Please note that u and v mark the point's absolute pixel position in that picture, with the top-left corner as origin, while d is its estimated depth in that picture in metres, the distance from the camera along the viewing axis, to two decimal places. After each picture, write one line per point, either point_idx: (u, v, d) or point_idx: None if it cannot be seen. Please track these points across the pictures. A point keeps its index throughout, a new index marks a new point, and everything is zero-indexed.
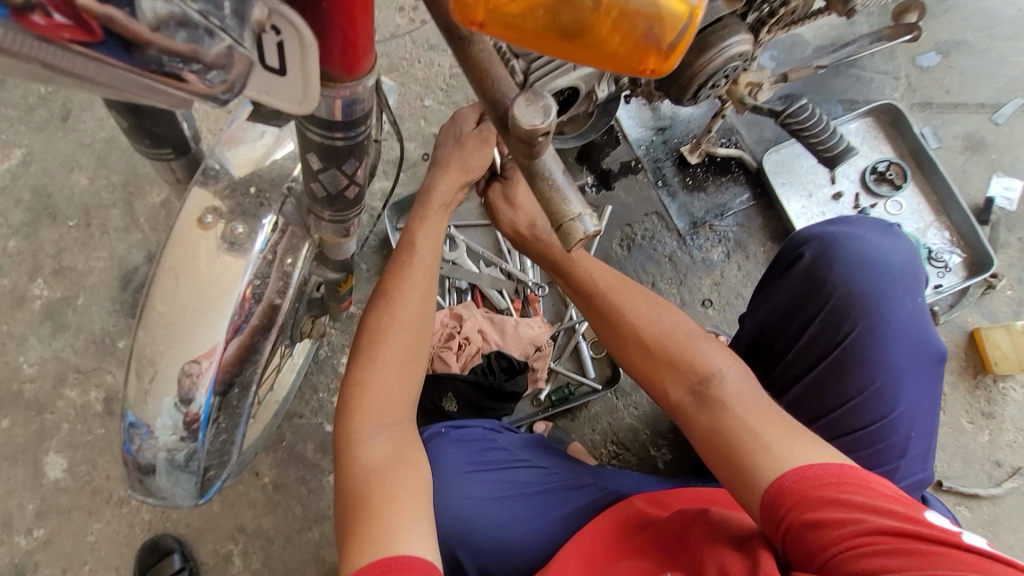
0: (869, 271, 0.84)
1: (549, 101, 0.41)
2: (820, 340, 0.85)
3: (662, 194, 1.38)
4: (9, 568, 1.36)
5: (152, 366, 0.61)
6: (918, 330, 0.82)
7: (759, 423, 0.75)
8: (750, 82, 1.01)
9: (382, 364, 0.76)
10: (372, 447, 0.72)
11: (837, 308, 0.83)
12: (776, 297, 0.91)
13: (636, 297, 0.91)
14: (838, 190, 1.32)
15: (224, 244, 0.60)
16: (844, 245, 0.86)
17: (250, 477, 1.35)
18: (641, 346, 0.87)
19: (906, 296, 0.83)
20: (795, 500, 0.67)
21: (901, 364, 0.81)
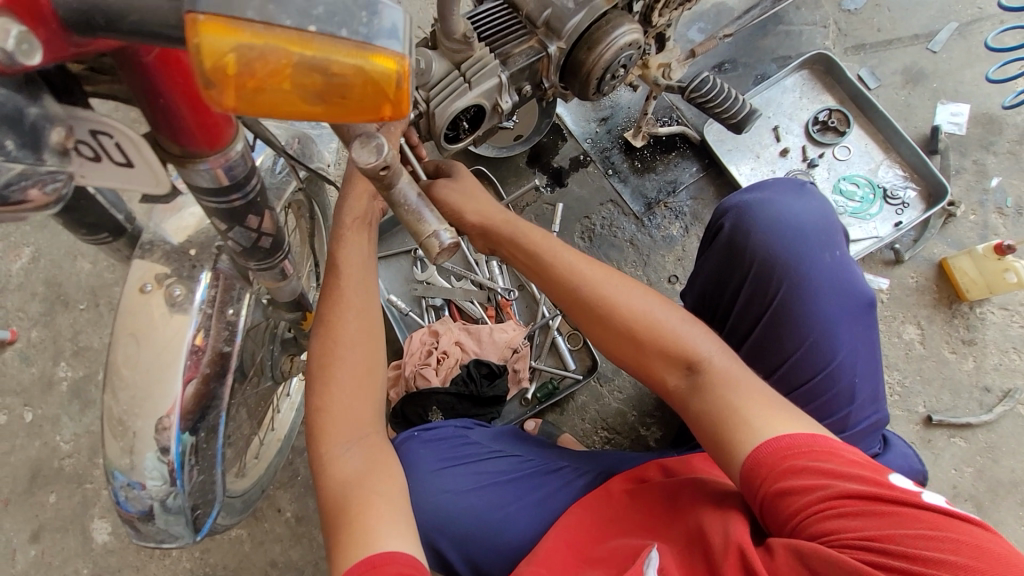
0: (785, 235, 0.87)
1: (381, 140, 0.45)
2: (753, 306, 0.88)
3: (614, 181, 1.41)
4: None
5: (127, 426, 0.68)
6: (843, 281, 0.85)
7: (745, 399, 0.73)
8: (660, 63, 1.04)
9: (340, 376, 0.78)
10: (345, 463, 0.76)
11: (761, 272, 0.87)
12: (708, 268, 0.96)
13: (607, 280, 0.84)
14: (785, 146, 1.33)
15: (167, 305, 0.67)
16: (757, 211, 0.89)
17: (273, 513, 1.44)
18: (630, 334, 0.81)
19: (825, 252, 0.86)
20: (772, 472, 0.67)
21: (831, 314, 0.84)
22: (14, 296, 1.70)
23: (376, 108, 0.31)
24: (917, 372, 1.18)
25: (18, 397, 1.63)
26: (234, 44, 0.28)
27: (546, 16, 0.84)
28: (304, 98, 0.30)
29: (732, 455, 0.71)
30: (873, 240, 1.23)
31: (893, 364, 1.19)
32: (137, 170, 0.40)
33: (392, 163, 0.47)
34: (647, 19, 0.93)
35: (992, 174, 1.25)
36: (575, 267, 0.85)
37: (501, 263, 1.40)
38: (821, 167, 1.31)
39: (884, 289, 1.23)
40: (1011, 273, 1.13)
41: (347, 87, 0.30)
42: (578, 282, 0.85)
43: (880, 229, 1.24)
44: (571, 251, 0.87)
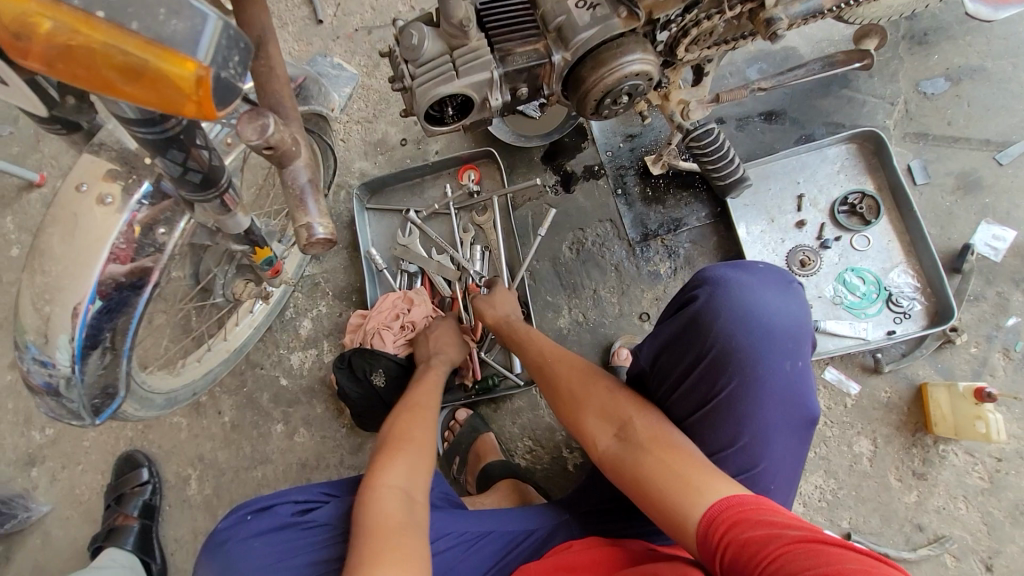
0: (752, 330, 0.79)
1: (266, 120, 0.50)
2: (697, 391, 0.82)
3: (619, 202, 1.36)
4: (24, 458, 1.59)
5: (49, 305, 0.71)
6: (793, 393, 0.80)
7: (681, 459, 0.72)
8: (682, 99, 0.98)
9: (408, 443, 0.91)
10: (385, 501, 0.79)
11: (716, 361, 0.80)
12: (663, 336, 0.87)
13: (572, 361, 0.93)
14: (802, 218, 1.25)
15: (100, 207, 0.70)
16: (734, 294, 0.81)
17: (214, 414, 1.52)
18: (571, 399, 0.88)
19: (784, 359, 0.80)
20: (724, 526, 0.62)
21: (772, 422, 0.80)
22: (51, 144, 1.79)
23: (185, 102, 0.42)
24: (852, 487, 1.13)
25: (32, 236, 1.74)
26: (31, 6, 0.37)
27: (559, 21, 0.79)
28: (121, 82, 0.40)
29: (681, 524, 0.67)
30: (859, 342, 1.16)
31: (833, 471, 1.14)
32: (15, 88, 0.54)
33: (272, 144, 0.52)
34: (671, 52, 0.88)
35: (1012, 313, 1.15)
36: (547, 354, 0.97)
37: (484, 250, 1.36)
38: (833, 250, 1.22)
39: (852, 395, 1.17)
40: (981, 422, 1.06)
41: (150, 79, 0.40)
42: (553, 363, 0.94)
43: (871, 332, 1.16)
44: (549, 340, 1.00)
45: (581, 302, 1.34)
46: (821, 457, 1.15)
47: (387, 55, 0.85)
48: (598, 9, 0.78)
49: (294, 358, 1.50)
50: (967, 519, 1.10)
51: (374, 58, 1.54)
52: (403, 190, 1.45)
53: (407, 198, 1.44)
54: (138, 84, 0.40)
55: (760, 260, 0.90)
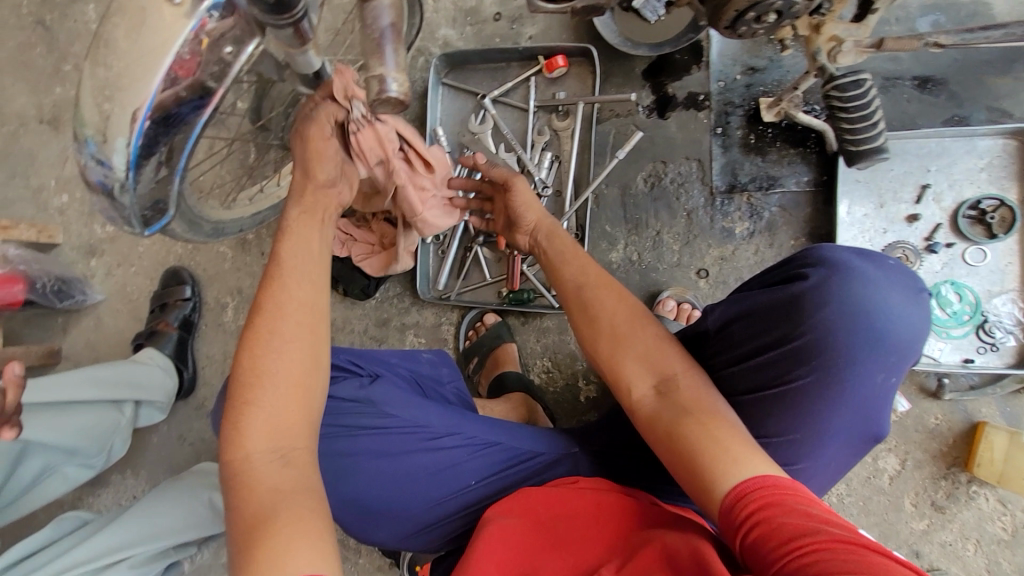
0: (857, 329, 0.68)
1: None
2: (763, 373, 0.74)
3: (715, 143, 1.22)
4: (85, 247, 1.70)
5: (108, 103, 0.69)
6: (872, 407, 0.71)
7: (723, 429, 0.69)
8: (835, 36, 0.82)
9: (258, 385, 0.70)
10: (258, 472, 0.66)
11: (800, 349, 0.71)
12: (746, 306, 0.78)
13: (616, 299, 0.83)
14: (916, 212, 1.10)
15: (170, 6, 0.64)
16: (853, 284, 0.69)
17: (258, 253, 1.57)
18: (612, 339, 0.81)
19: (880, 371, 0.69)
20: (754, 505, 0.61)
21: (835, 429, 0.72)
22: None
23: None
24: (860, 499, 1.09)
25: None
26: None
27: None
28: None
29: (708, 493, 0.66)
30: (928, 361, 1.06)
31: (847, 477, 1.10)
32: None
33: None
34: None
35: None
36: (587, 279, 0.87)
37: (554, 159, 1.25)
38: (938, 256, 1.08)
39: (898, 411, 1.08)
40: None
41: None
42: (592, 295, 0.84)
43: (945, 354, 1.06)
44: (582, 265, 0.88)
45: (640, 240, 1.25)
46: None
47: None
48: None
49: None
50: (970, 562, 1.06)
51: None
52: (485, 73, 1.33)
53: (487, 82, 1.33)
54: None
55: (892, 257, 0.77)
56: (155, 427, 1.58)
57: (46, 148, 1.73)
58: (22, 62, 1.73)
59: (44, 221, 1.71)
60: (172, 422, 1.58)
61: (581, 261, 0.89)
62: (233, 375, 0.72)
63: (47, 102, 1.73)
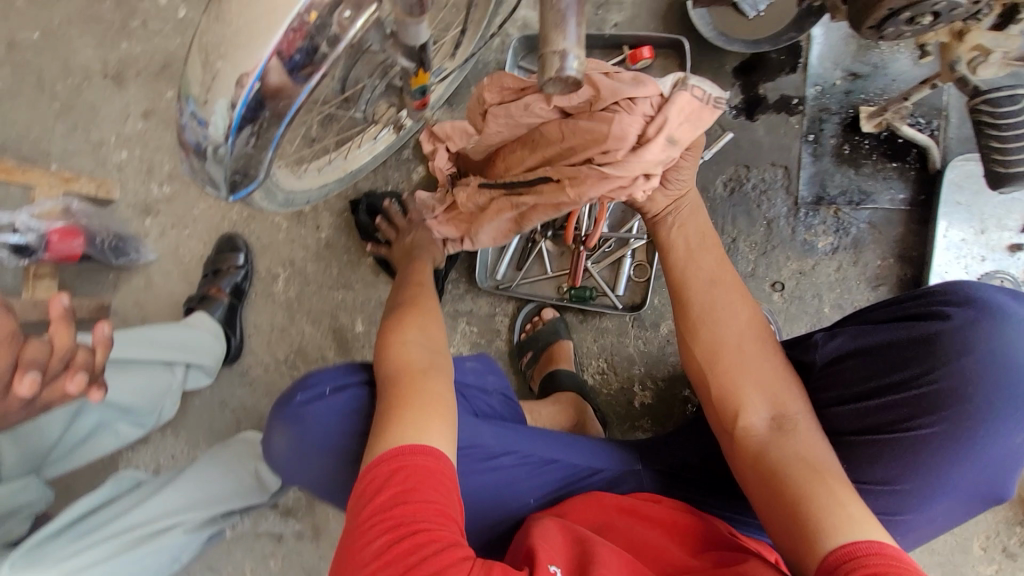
0: (1003, 384, 0.69)
1: None
2: (886, 414, 0.75)
3: (805, 150, 1.16)
4: (140, 205, 1.69)
5: (217, 65, 0.70)
6: (1000, 466, 0.71)
7: (838, 475, 0.69)
8: (979, 45, 0.76)
9: (426, 301, 0.96)
10: (405, 350, 0.85)
11: (932, 396, 0.72)
12: (875, 344, 0.79)
13: (747, 308, 0.82)
14: (1022, 242, 1.04)
15: None
16: (1001, 337, 0.70)
17: (313, 226, 1.55)
18: (737, 350, 0.79)
19: (1018, 432, 0.70)
20: (867, 569, 0.59)
21: (953, 484, 0.72)
22: None
23: None
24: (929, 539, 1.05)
25: None
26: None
27: None
28: None
29: (808, 541, 0.65)
30: None
31: None
32: None
33: None
34: None
35: None
36: (720, 278, 0.84)
37: None
38: None
39: None
40: None
41: None
42: (724, 299, 0.82)
43: None
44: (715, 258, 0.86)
45: None
46: None
47: None
48: None
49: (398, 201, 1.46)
50: None
51: None
52: None
53: None
54: None
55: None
56: (198, 391, 1.58)
57: (108, 102, 1.72)
58: (91, 15, 1.72)
59: (102, 176, 1.71)
60: (215, 387, 1.58)
61: (712, 257, 0.86)
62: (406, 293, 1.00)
63: (112, 57, 1.72)
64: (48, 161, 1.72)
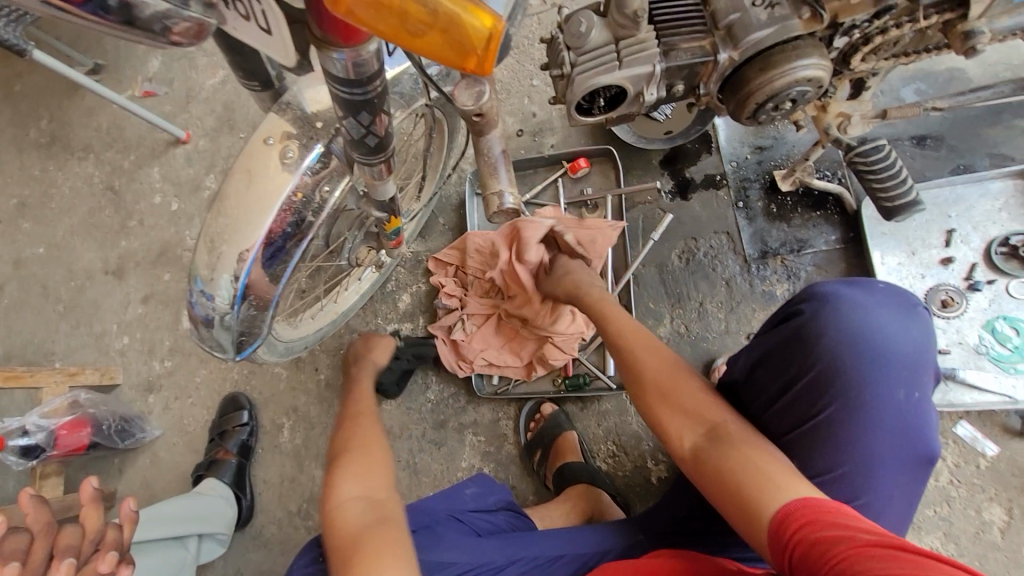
0: (862, 351, 0.78)
1: (483, 88, 0.57)
2: (794, 410, 0.80)
3: (739, 216, 1.30)
4: (143, 384, 1.76)
5: (219, 247, 0.80)
6: (907, 424, 0.77)
7: (767, 459, 0.71)
8: (842, 112, 0.93)
9: (352, 455, 0.91)
10: (346, 508, 0.83)
11: (818, 380, 0.78)
12: (760, 351, 0.86)
13: (650, 346, 0.87)
14: (950, 255, 1.15)
15: (280, 162, 0.77)
16: (845, 312, 0.79)
17: (311, 370, 1.61)
18: (653, 387, 0.82)
19: (900, 389, 0.77)
20: (797, 524, 0.64)
21: (879, 454, 0.76)
22: (199, 106, 1.96)
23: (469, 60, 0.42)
24: (978, 558, 1.05)
25: (172, 188, 1.92)
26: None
27: (731, 19, 0.77)
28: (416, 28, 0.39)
29: (753, 521, 0.68)
30: (1004, 400, 1.06)
31: (954, 535, 1.07)
32: (273, 36, 0.48)
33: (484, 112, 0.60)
34: (846, 59, 0.83)
35: None
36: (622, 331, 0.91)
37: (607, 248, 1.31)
38: (982, 294, 1.12)
39: (988, 457, 1.09)
40: None
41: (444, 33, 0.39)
42: (627, 346, 0.88)
43: (1020, 391, 1.06)
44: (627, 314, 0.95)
45: (685, 313, 1.29)
46: (941, 518, 1.08)
47: (547, 42, 0.86)
48: (777, 9, 0.75)
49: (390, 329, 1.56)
50: None
51: None
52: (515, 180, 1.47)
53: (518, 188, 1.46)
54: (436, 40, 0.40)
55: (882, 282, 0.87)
56: (213, 564, 1.52)
57: (109, 296, 1.85)
58: (91, 223, 1.92)
59: (105, 364, 1.79)
60: (230, 555, 1.53)
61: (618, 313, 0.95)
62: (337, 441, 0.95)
63: (112, 255, 1.89)
64: (53, 361, 1.81)
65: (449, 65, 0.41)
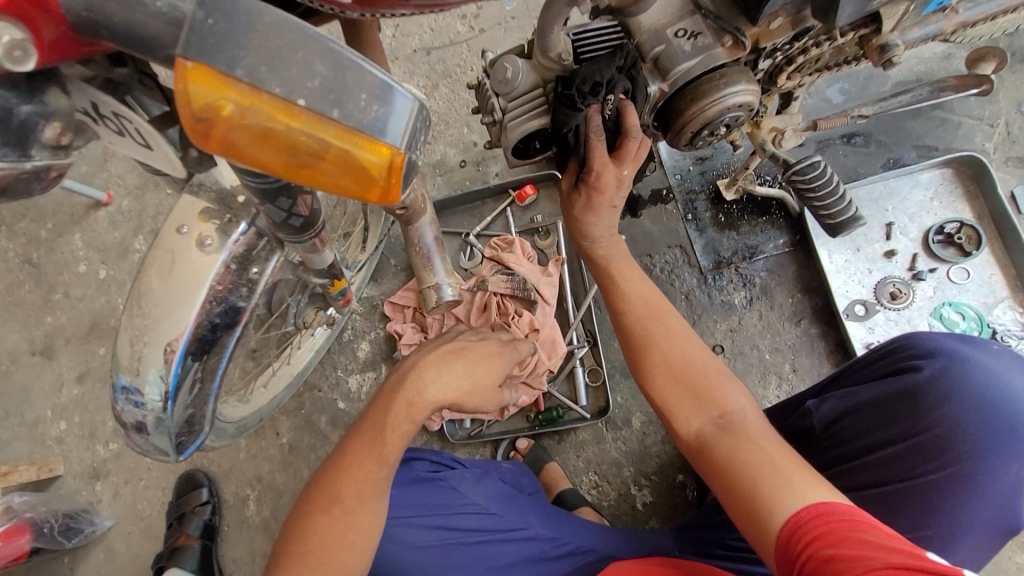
0: (988, 421, 0.74)
1: None
2: (889, 467, 0.78)
3: (689, 228, 1.30)
4: (88, 472, 1.62)
5: (143, 343, 0.72)
6: (1008, 498, 0.74)
7: (782, 456, 0.70)
8: (774, 127, 0.93)
9: (313, 543, 0.77)
10: None
11: (929, 443, 0.76)
12: (864, 401, 0.83)
13: (677, 330, 0.84)
14: (892, 248, 1.18)
15: (199, 249, 0.70)
16: (972, 376, 0.76)
17: (272, 435, 1.52)
18: (678, 373, 0.81)
19: (1016, 462, 0.73)
20: (810, 535, 0.62)
21: (973, 524, 0.73)
22: (118, 164, 1.83)
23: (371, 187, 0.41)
24: None
25: (98, 254, 1.78)
26: (229, 94, 0.36)
27: (657, 51, 0.75)
28: (303, 159, 0.39)
29: (761, 527, 0.66)
30: None
31: None
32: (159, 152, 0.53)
33: None
34: (772, 78, 0.84)
35: None
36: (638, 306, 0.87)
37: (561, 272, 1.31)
38: (927, 282, 1.16)
39: None
40: None
41: (336, 160, 0.39)
42: (655, 331, 0.84)
43: None
44: (645, 282, 0.89)
45: None
46: None
47: (475, 87, 0.83)
48: (700, 38, 0.74)
49: (352, 380, 1.49)
50: None
51: (433, 79, 1.53)
52: (463, 213, 1.44)
53: (467, 221, 1.43)
54: (331, 168, 0.40)
55: (990, 340, 0.85)
56: None
57: (39, 379, 1.70)
58: (10, 302, 1.76)
59: (43, 455, 1.64)
60: None
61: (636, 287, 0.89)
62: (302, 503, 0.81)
63: (37, 334, 1.74)
64: None
65: (351, 194, 0.41)
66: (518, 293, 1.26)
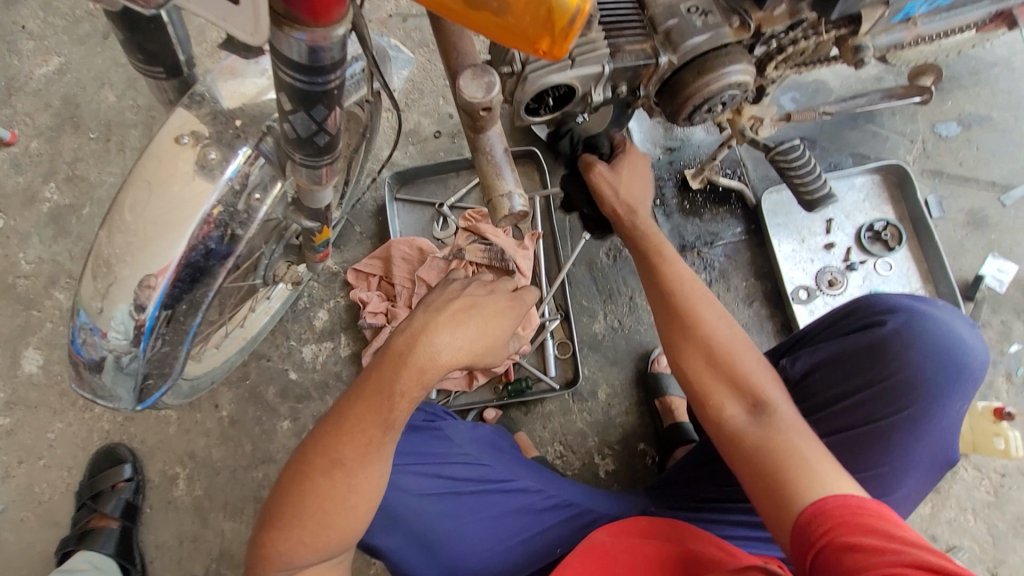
0: (943, 365, 0.86)
1: (491, 79, 0.59)
2: (858, 412, 0.89)
3: (657, 212, 1.37)
4: None
5: (116, 271, 0.65)
6: (949, 433, 0.87)
7: (812, 453, 0.74)
8: (753, 115, 1.01)
9: (305, 495, 0.74)
10: (296, 555, 0.75)
11: (893, 388, 0.87)
12: (835, 356, 0.93)
13: (724, 325, 0.84)
14: (831, 241, 1.33)
15: (197, 166, 0.64)
16: (927, 327, 0.88)
17: (210, 407, 1.39)
18: (720, 363, 0.82)
19: (958, 402, 0.86)
20: (833, 522, 0.67)
21: (919, 457, 0.86)
22: (25, 100, 1.59)
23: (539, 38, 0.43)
24: None
25: None
26: None
27: (670, 24, 0.80)
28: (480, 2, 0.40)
29: (780, 510, 0.71)
30: None
31: None
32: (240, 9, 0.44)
33: (489, 106, 0.60)
34: (762, 66, 0.91)
35: (1013, 340, 1.28)
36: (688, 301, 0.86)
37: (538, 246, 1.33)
38: (858, 272, 1.31)
39: None
40: (1001, 439, 1.17)
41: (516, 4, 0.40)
42: (703, 322, 0.84)
43: None
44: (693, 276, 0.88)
45: (617, 308, 1.36)
46: None
47: None
48: (709, 16, 0.80)
49: (307, 350, 1.41)
50: (974, 530, 1.22)
51: (409, 45, 1.50)
52: (436, 184, 1.45)
53: (439, 192, 1.45)
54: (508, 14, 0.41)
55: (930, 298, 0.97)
56: None
57: None
58: None
59: None
60: None
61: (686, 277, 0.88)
62: (301, 450, 0.77)
63: None
64: None
65: (521, 47, 0.44)
66: (495, 263, 1.26)
